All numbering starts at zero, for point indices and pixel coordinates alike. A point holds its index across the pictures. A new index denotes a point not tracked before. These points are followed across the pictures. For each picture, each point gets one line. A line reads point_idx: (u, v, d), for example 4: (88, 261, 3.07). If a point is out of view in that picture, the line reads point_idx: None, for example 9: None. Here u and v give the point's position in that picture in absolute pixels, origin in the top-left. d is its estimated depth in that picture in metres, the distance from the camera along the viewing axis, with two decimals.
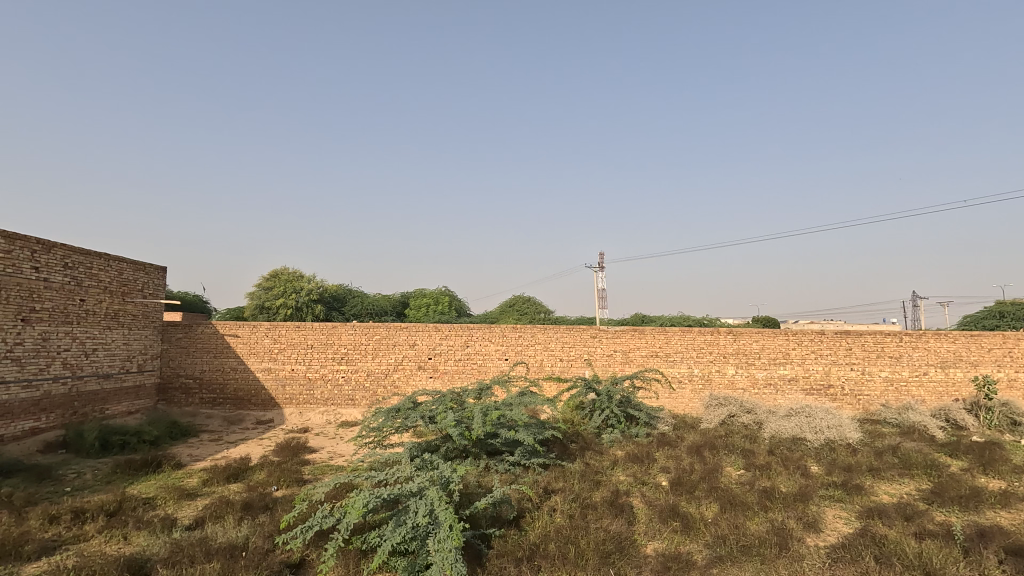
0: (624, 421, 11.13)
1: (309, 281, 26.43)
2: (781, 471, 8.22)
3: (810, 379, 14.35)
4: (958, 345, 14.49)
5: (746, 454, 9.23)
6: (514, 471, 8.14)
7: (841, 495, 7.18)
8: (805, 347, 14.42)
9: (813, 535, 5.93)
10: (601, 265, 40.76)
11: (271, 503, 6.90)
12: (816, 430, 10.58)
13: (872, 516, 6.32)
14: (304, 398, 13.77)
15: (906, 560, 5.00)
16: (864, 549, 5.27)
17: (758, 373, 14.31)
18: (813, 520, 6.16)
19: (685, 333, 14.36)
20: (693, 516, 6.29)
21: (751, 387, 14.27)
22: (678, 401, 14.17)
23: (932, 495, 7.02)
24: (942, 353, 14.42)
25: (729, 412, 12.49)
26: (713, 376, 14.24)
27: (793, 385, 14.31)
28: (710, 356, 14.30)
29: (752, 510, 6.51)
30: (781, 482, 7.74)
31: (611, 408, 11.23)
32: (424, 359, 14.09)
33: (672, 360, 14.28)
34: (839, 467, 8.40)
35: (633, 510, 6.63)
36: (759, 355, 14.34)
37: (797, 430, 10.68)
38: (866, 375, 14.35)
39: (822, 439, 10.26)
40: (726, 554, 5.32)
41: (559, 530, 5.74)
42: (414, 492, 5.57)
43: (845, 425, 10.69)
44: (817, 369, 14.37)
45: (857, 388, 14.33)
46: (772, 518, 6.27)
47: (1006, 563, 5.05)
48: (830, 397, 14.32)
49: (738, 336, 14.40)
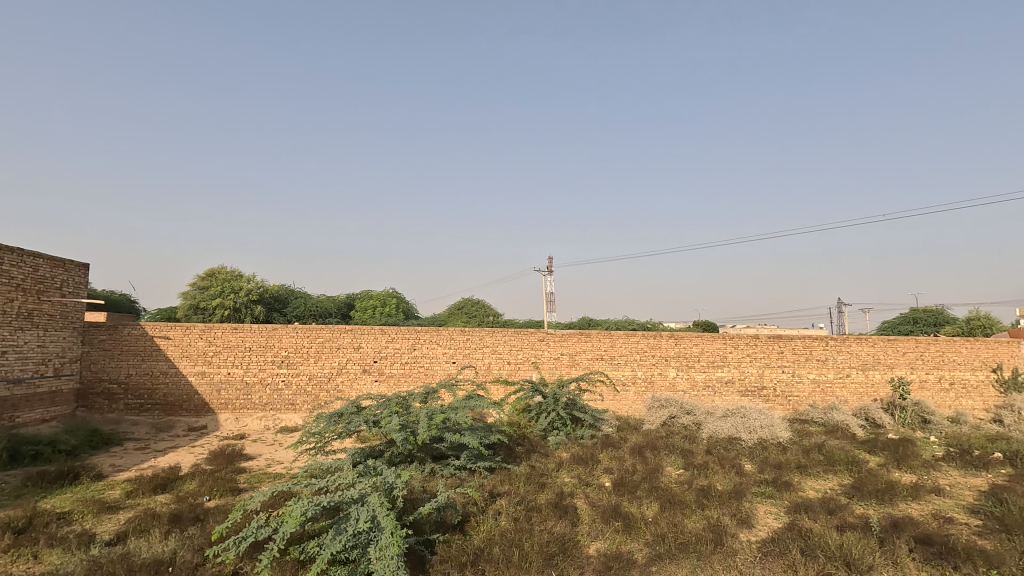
0: (569, 423, 11.28)
1: (248, 280, 25.34)
2: (717, 470, 8.57)
3: (745, 381, 15.03)
4: (876, 349, 15.59)
5: (685, 454, 9.55)
6: (459, 475, 8.08)
7: (772, 491, 7.57)
8: (741, 350, 15.09)
9: (745, 531, 6.20)
10: (549, 269, 41.31)
11: (202, 515, 6.55)
12: (750, 430, 11.10)
13: (799, 510, 6.68)
14: (241, 403, 13.18)
15: (829, 551, 5.31)
16: (791, 543, 5.56)
17: (697, 375, 14.86)
18: (745, 517, 6.45)
19: (629, 337, 14.74)
20: (634, 516, 6.43)
21: (691, 388, 14.79)
22: (622, 402, 14.47)
23: (852, 489, 7.50)
24: (862, 356, 15.48)
25: (670, 413, 12.92)
26: (655, 378, 14.65)
27: (729, 387, 14.94)
28: (652, 358, 14.71)
29: (690, 509, 6.74)
30: (718, 479, 8.08)
31: (557, 411, 11.34)
32: (370, 362, 13.78)
33: (616, 363, 14.59)
34: (770, 465, 8.85)
35: (576, 511, 6.73)
36: (698, 358, 14.90)
37: (733, 431, 11.16)
38: (796, 377, 15.19)
39: (756, 438, 10.78)
40: (665, 551, 5.49)
41: (504, 534, 5.74)
42: (356, 499, 5.43)
43: (776, 425, 11.28)
44: (752, 371, 15.07)
45: (787, 389, 15.13)
46: (708, 516, 6.51)
47: (916, 551, 5.45)
48: (763, 398, 15.05)
49: (679, 339, 14.90)
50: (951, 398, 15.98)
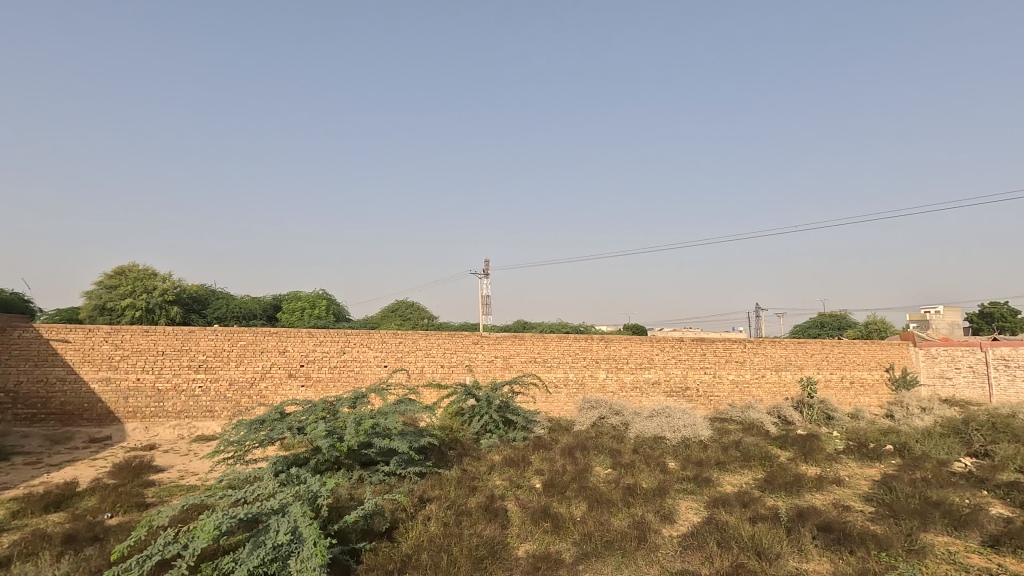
0: (502, 426, 11.32)
1: (163, 279, 23.65)
2: (643, 468, 8.88)
3: (670, 382, 15.68)
4: (788, 351, 16.73)
5: (613, 454, 9.84)
6: (388, 481, 7.91)
7: (693, 487, 7.93)
8: (667, 353, 15.74)
9: (668, 526, 6.46)
10: (485, 272, 41.36)
11: (102, 534, 6.02)
12: (674, 429, 11.60)
13: (717, 505, 7.04)
14: (151, 412, 12.25)
15: (742, 542, 5.64)
16: (708, 536, 5.85)
17: (626, 376, 15.35)
18: (668, 513, 6.71)
19: (562, 340, 15.00)
20: (563, 516, 6.54)
21: (620, 390, 15.25)
22: (554, 404, 14.68)
23: (764, 483, 8.00)
24: (776, 358, 16.56)
25: (600, 414, 13.26)
26: (586, 380, 14.98)
27: (656, 387, 15.54)
28: (584, 361, 15.05)
29: (616, 507, 6.93)
30: (643, 478, 8.38)
31: (490, 414, 11.34)
32: (296, 366, 13.23)
33: (549, 365, 14.81)
34: (692, 462, 9.27)
35: (507, 513, 6.75)
36: (627, 360, 15.40)
37: (658, 430, 11.60)
38: (716, 378, 16.03)
39: (679, 436, 11.27)
40: (591, 549, 5.62)
41: (433, 539, 5.66)
42: (276, 510, 5.18)
43: (698, 423, 11.85)
44: (676, 372, 15.76)
45: (709, 390, 15.93)
46: (633, 513, 6.73)
47: (818, 538, 5.89)
48: (687, 398, 15.75)
49: (609, 342, 15.33)
50: (851, 395, 17.42)
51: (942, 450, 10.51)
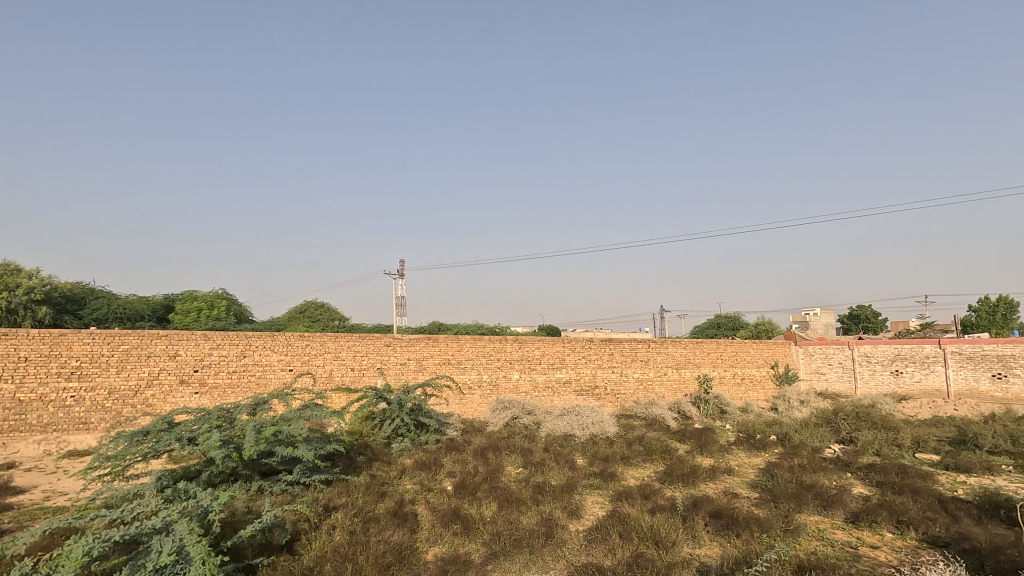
0: (413, 429, 11.13)
1: (28, 276, 20.92)
2: (553, 466, 9.10)
3: (580, 381, 16.20)
4: (688, 350, 17.88)
5: (525, 453, 10.00)
6: (291, 491, 7.51)
7: (599, 482, 8.25)
8: (577, 353, 16.25)
9: (574, 521, 6.66)
10: (400, 272, 40.56)
11: None
12: (583, 427, 11.98)
13: (621, 498, 7.37)
14: (9, 426, 10.76)
15: (641, 533, 5.94)
16: (612, 528, 6.09)
17: (539, 377, 15.65)
18: (575, 508, 6.92)
19: (476, 341, 15.02)
20: (473, 517, 6.55)
21: (533, 390, 15.52)
22: (467, 405, 14.63)
23: (664, 475, 8.47)
24: (677, 357, 17.64)
25: (512, 414, 13.44)
26: (500, 381, 15.10)
27: (566, 387, 15.98)
28: (497, 362, 15.16)
29: (526, 505, 7.05)
30: (553, 475, 8.59)
31: (401, 417, 11.10)
32: (189, 371, 12.23)
33: (463, 367, 14.77)
34: (599, 458, 9.64)
35: (416, 518, 6.65)
36: (540, 360, 15.71)
37: (568, 428, 11.94)
38: (623, 376, 16.78)
39: (588, 433, 11.68)
40: (500, 549, 5.67)
41: (337, 549, 5.45)
42: (158, 529, 4.75)
43: (605, 421, 12.33)
44: (586, 372, 16.31)
45: (616, 388, 16.64)
46: (542, 510, 6.88)
47: (710, 525, 6.33)
48: (595, 396, 16.34)
49: (523, 343, 15.56)
50: (741, 390, 18.91)
51: (816, 438, 11.70)
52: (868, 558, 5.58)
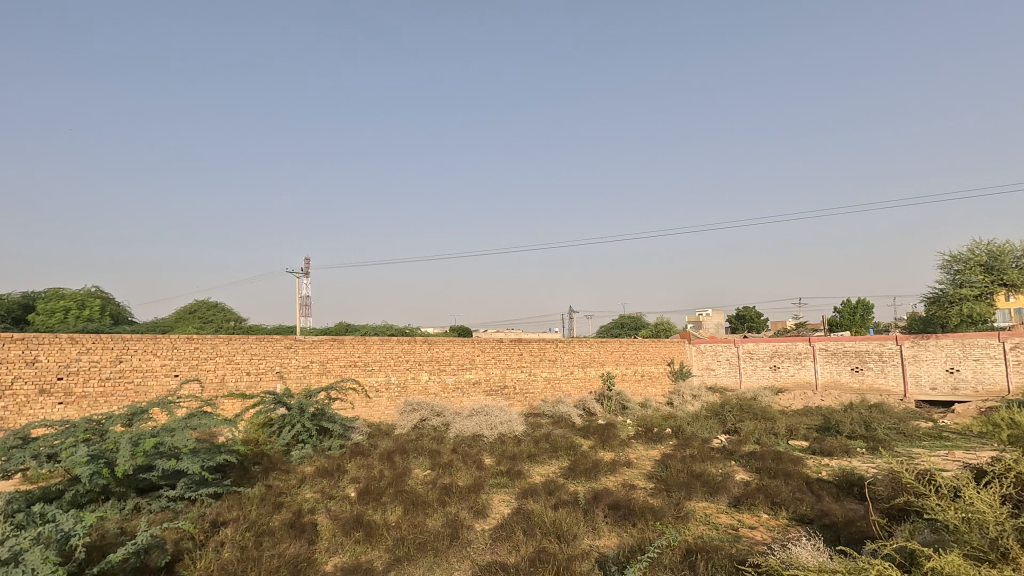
0: (315, 435, 10.63)
1: None
2: (460, 466, 9.10)
3: (490, 381, 16.33)
4: (593, 349, 18.63)
5: (433, 455, 9.91)
6: (173, 507, 6.88)
7: (506, 481, 8.36)
8: (487, 353, 16.36)
9: (480, 521, 6.69)
10: (305, 271, 38.66)
11: None
12: (492, 426, 12.08)
13: (527, 495, 7.51)
14: None
15: (544, 528, 6.10)
16: (516, 526, 6.19)
17: (448, 377, 15.57)
18: (481, 508, 6.96)
19: (384, 342, 14.65)
20: (376, 523, 6.37)
21: (442, 391, 15.40)
22: (374, 409, 14.18)
23: (568, 471, 8.75)
24: (583, 356, 18.34)
25: (421, 416, 13.28)
26: (408, 383, 14.83)
27: (476, 387, 16.03)
28: (406, 363, 14.88)
29: (431, 508, 6.97)
30: (460, 476, 8.58)
31: (302, 423, 10.55)
32: (51, 379, 10.68)
33: (370, 369, 14.33)
34: (507, 457, 9.77)
35: (315, 528, 6.35)
36: (450, 361, 15.64)
37: (477, 428, 11.98)
38: (532, 376, 17.14)
39: (496, 433, 11.79)
40: (403, 554, 5.56)
41: (225, 568, 5.08)
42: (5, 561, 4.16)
43: (513, 420, 12.53)
44: (496, 372, 16.47)
45: (525, 387, 16.96)
46: (448, 512, 6.84)
47: (609, 516, 6.63)
48: (505, 396, 16.54)
49: (433, 344, 15.41)
50: (641, 387, 20.01)
51: (706, 430, 12.63)
52: (746, 538, 6.11)
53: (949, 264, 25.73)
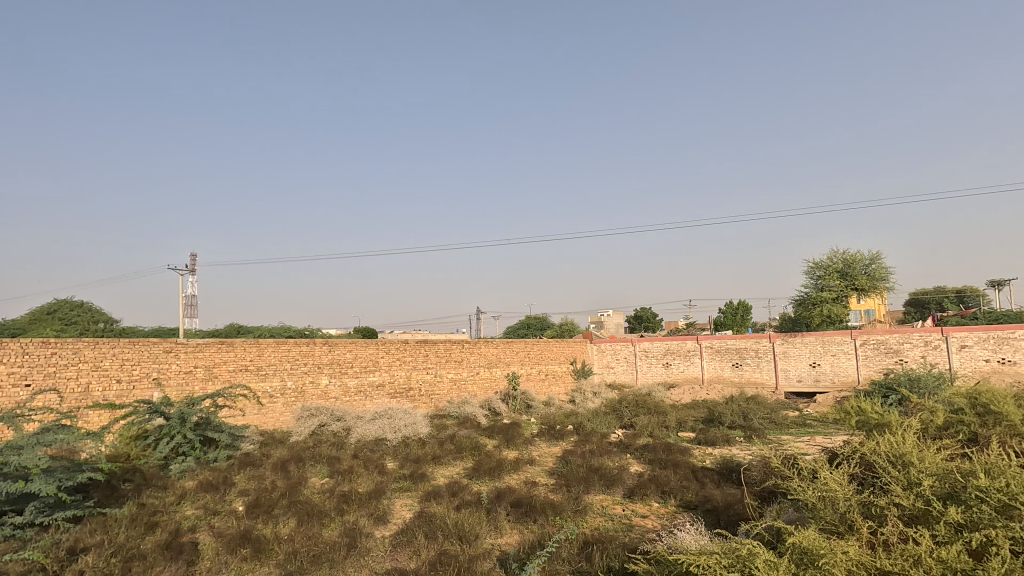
0: (199, 446, 9.77)
1: None
2: (361, 472, 8.79)
3: (394, 384, 15.95)
4: (498, 350, 18.88)
5: (331, 461, 9.50)
6: (19, 537, 5.99)
7: (409, 484, 8.20)
8: (392, 355, 15.97)
9: (380, 528, 6.50)
10: (190, 269, 35.53)
11: None
12: (395, 430, 11.81)
13: (430, 498, 7.41)
14: None
15: (446, 530, 6.05)
16: (417, 530, 6.08)
17: (350, 381, 15.00)
18: (382, 514, 6.77)
19: (280, 345, 13.82)
20: (266, 537, 5.98)
21: (343, 395, 14.81)
22: (268, 416, 13.27)
23: (472, 471, 8.76)
24: (488, 356, 18.52)
25: (319, 422, 12.69)
26: (306, 387, 14.08)
27: (380, 390, 15.59)
28: (304, 367, 14.13)
29: (328, 517, 6.67)
30: (361, 482, 8.28)
31: (183, 434, 9.65)
32: None
33: (263, 374, 13.43)
34: (410, 460, 9.58)
35: (195, 547, 5.83)
36: (351, 364, 15.08)
37: (379, 432, 11.65)
38: (437, 377, 17.00)
39: (400, 436, 11.54)
40: (295, 569, 5.26)
41: None
42: None
43: (418, 422, 12.35)
44: (400, 374, 16.13)
45: (430, 389, 16.77)
46: (346, 521, 6.58)
47: (511, 514, 6.71)
48: (410, 398, 16.24)
49: (333, 346, 14.78)
50: (545, 385, 20.56)
51: (604, 425, 13.23)
52: (638, 526, 6.46)
53: (812, 270, 28.97)
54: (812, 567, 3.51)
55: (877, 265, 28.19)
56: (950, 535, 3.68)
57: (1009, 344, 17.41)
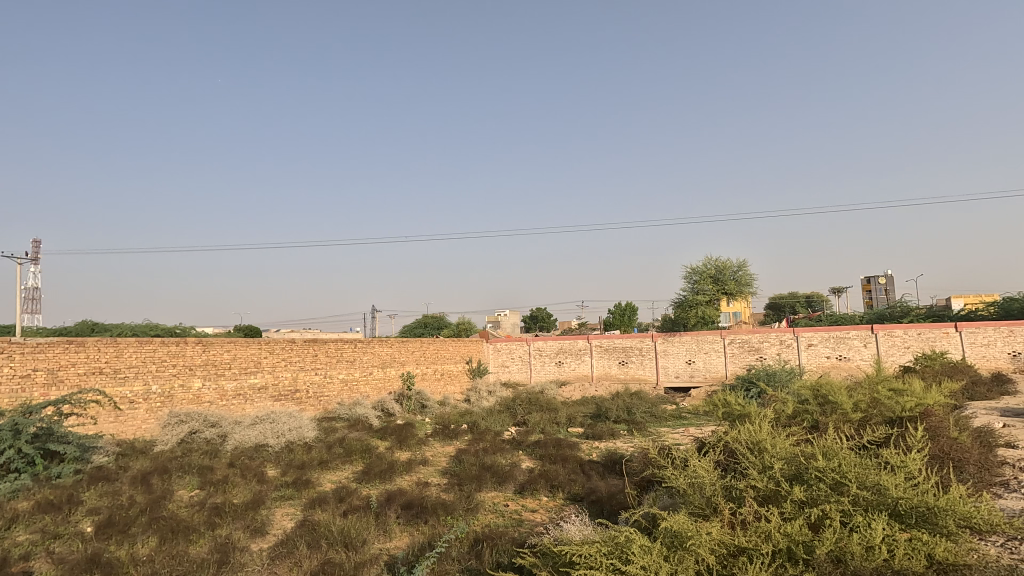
0: (37, 461, 8.45)
1: None
2: (237, 482, 8.14)
3: (278, 386, 14.97)
4: (393, 349, 18.54)
5: (203, 472, 8.70)
6: None
7: (291, 492, 7.72)
8: (276, 355, 15.00)
9: (258, 540, 6.06)
10: (31, 258, 30.81)
11: None
12: (278, 434, 11.09)
13: (314, 505, 7.04)
14: None
15: (331, 538, 5.78)
16: (299, 540, 5.75)
17: (227, 383, 13.85)
18: (259, 525, 6.31)
19: (143, 345, 12.41)
20: (120, 561, 5.33)
21: (219, 399, 13.62)
22: (128, 424, 11.81)
23: (361, 475, 8.46)
24: (382, 355, 18.11)
25: (190, 429, 11.59)
26: (175, 391, 12.76)
27: (262, 393, 14.55)
28: (173, 369, 12.81)
29: (197, 533, 6.10)
30: (236, 493, 7.66)
31: (18, 447, 8.27)
32: None
33: (122, 377, 11.95)
34: (294, 466, 9.04)
35: None
36: (229, 365, 13.94)
37: (260, 437, 10.87)
38: (327, 378, 16.26)
39: (284, 441, 10.86)
40: None
41: None
42: None
43: (304, 426, 11.72)
44: (286, 375, 15.19)
45: (319, 390, 15.98)
46: (217, 536, 6.05)
47: (401, 516, 6.57)
48: (296, 401, 15.33)
49: (208, 345, 13.57)
50: (440, 385, 20.46)
51: (498, 423, 13.43)
52: (527, 521, 6.62)
53: (690, 275, 31.55)
54: (682, 549, 3.80)
55: (743, 272, 31.32)
56: (794, 512, 4.16)
57: (845, 343, 20.13)
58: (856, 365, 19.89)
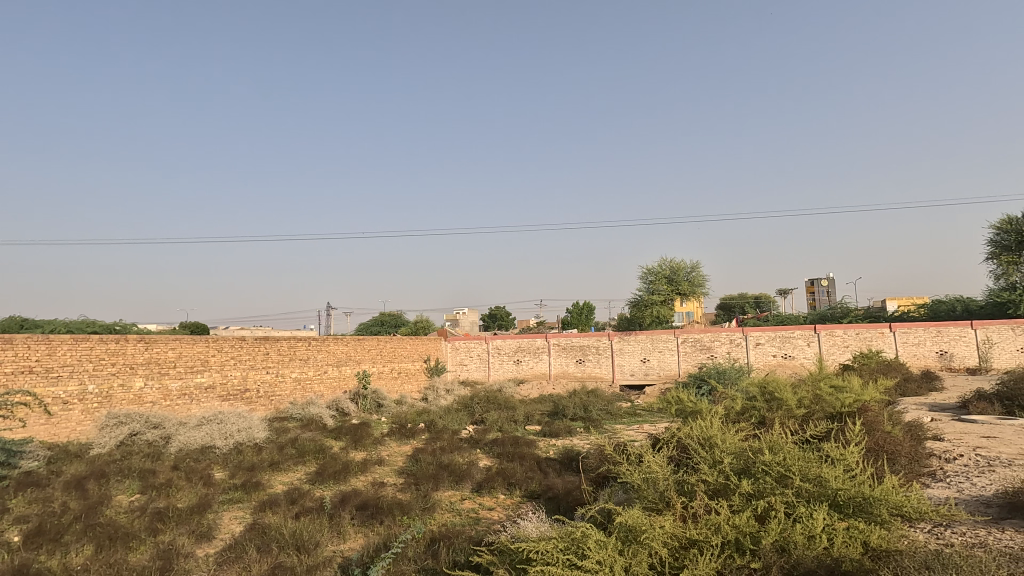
0: None
1: None
2: (182, 485, 7.79)
3: (227, 385, 14.42)
4: (348, 347, 18.21)
5: (144, 475, 8.29)
6: None
7: (240, 495, 7.46)
8: (224, 354, 14.47)
9: (204, 546, 5.83)
10: None
11: None
12: (226, 436, 10.68)
13: (264, 508, 6.84)
14: None
15: (282, 541, 5.62)
16: (249, 544, 5.57)
17: (171, 382, 13.24)
18: (206, 530, 6.07)
19: (80, 342, 11.69)
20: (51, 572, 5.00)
21: (163, 399, 13.00)
22: (61, 427, 11.03)
23: (315, 475, 8.27)
24: (336, 354, 17.75)
25: (130, 431, 11.03)
26: (114, 391, 12.09)
27: (209, 393, 13.98)
28: (111, 368, 12.15)
29: (137, 540, 5.81)
30: (181, 496, 7.34)
31: None
32: None
33: (55, 376, 11.19)
34: (243, 468, 8.74)
35: None
36: (173, 363, 13.34)
37: (207, 438, 10.46)
38: (278, 377, 15.80)
39: (232, 442, 10.47)
40: None
41: None
42: None
43: (254, 426, 11.35)
44: (234, 374, 14.66)
45: (270, 390, 15.50)
46: (159, 542, 5.79)
47: (356, 517, 6.46)
48: (245, 401, 14.80)
49: (151, 343, 12.95)
50: (397, 383, 20.20)
51: (456, 422, 13.39)
52: (484, 519, 6.63)
53: (645, 275, 32.29)
54: (635, 543, 3.89)
55: (696, 273, 32.31)
56: (742, 504, 4.32)
57: (790, 342, 21.04)
58: (799, 363, 20.83)
